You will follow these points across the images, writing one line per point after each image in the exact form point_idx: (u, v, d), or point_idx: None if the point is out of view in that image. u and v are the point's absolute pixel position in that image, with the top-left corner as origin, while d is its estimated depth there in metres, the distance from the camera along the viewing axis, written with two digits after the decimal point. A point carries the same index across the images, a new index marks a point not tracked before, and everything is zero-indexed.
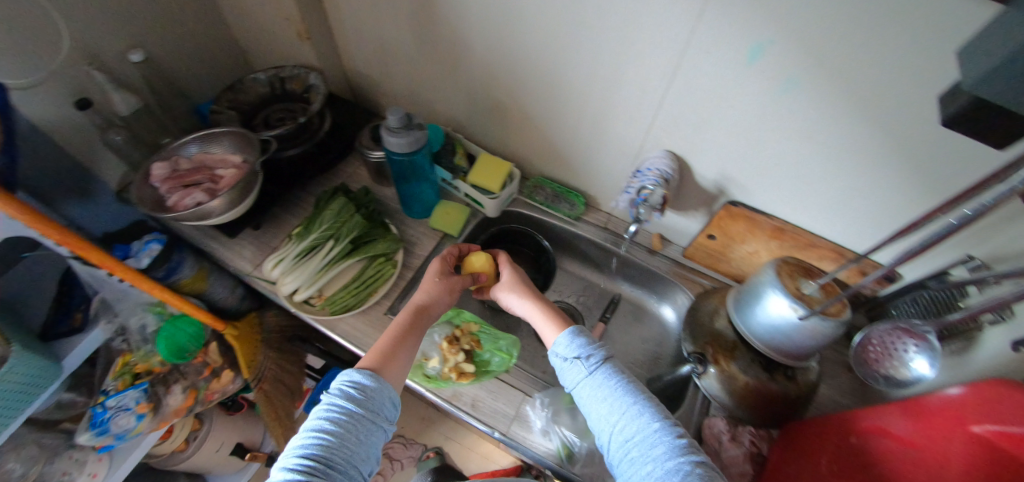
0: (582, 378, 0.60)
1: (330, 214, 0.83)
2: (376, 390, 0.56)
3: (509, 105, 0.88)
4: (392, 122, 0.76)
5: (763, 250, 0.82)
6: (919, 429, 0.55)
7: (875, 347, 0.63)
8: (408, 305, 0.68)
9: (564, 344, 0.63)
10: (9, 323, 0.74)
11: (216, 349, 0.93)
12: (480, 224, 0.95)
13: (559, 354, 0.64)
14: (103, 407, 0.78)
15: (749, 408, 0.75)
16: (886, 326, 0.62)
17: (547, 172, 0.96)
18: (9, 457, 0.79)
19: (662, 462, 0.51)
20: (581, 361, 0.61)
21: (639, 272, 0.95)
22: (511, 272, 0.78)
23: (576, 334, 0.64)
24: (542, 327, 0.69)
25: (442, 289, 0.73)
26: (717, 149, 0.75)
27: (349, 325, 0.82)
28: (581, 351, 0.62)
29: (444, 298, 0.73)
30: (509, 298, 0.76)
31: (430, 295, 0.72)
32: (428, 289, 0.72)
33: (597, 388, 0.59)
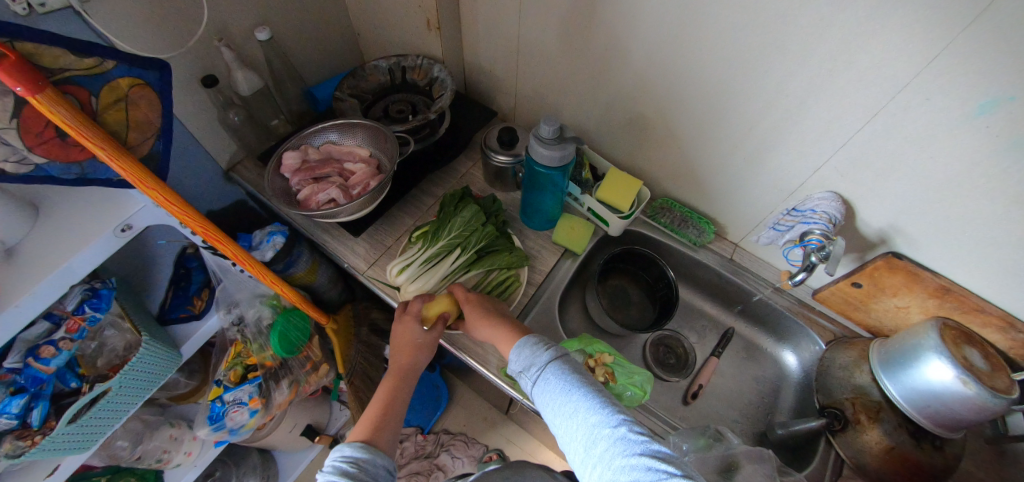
0: (530, 388, 0.60)
1: (460, 222, 0.79)
2: (369, 461, 0.55)
3: (651, 121, 0.83)
4: (545, 132, 0.72)
5: (916, 306, 0.76)
6: None
7: None
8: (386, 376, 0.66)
9: (511, 358, 0.63)
10: (131, 305, 0.72)
11: (317, 344, 0.91)
12: (601, 241, 0.91)
13: (510, 370, 0.63)
14: (221, 401, 0.79)
15: (894, 475, 0.71)
16: None
17: (673, 193, 0.91)
18: (117, 434, 0.77)
19: (609, 462, 0.49)
20: (525, 371, 0.60)
21: (759, 309, 0.91)
22: (474, 300, 0.74)
23: (519, 345, 0.62)
24: (502, 347, 0.67)
25: (419, 340, 0.70)
26: (894, 196, 0.69)
27: (470, 339, 0.77)
28: (523, 361, 0.61)
29: (423, 351, 0.70)
30: (475, 326, 0.71)
31: (409, 352, 0.69)
32: (404, 354, 0.68)
33: (541, 396, 0.57)
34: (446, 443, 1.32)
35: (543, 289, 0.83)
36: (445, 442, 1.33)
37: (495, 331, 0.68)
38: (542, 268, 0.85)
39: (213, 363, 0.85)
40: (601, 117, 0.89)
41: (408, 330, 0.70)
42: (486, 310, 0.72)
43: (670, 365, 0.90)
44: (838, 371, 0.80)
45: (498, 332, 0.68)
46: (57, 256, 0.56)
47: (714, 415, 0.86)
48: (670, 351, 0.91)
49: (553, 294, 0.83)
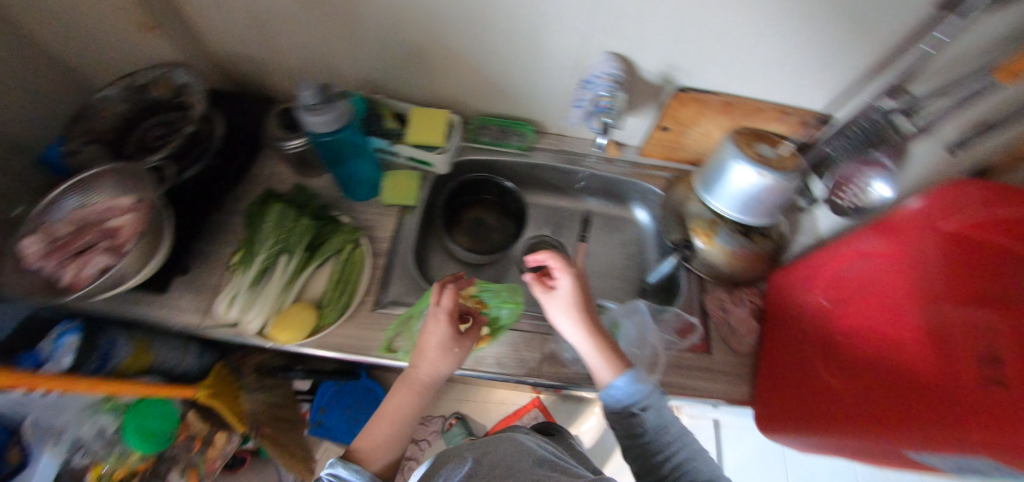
0: (635, 419, 0.61)
1: (271, 227, 0.72)
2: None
3: (429, 48, 0.78)
4: (308, 99, 0.66)
5: (716, 128, 0.84)
6: (891, 241, 0.61)
7: (850, 183, 0.69)
8: (404, 385, 0.64)
9: (619, 389, 0.61)
10: None
11: (196, 418, 0.81)
12: (435, 184, 0.88)
13: (613, 397, 0.61)
14: None
15: (742, 272, 0.81)
16: (852, 164, 0.69)
17: (487, 109, 0.89)
18: None
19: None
20: (636, 407, 0.61)
21: (603, 184, 0.95)
22: (573, 284, 0.65)
23: (635, 379, 0.61)
24: (594, 363, 0.63)
25: (445, 356, 0.64)
26: (658, 38, 0.72)
27: (341, 337, 0.73)
28: (639, 397, 0.60)
29: (447, 364, 0.65)
30: (559, 318, 0.65)
31: (432, 367, 0.64)
32: (436, 363, 0.64)
33: (652, 430, 0.60)
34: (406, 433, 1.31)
35: (395, 253, 0.81)
36: None
37: (597, 343, 0.63)
38: (387, 235, 0.81)
39: None
40: (381, 62, 0.82)
41: (442, 341, 0.63)
42: (578, 308, 0.64)
43: None
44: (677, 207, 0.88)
45: (596, 347, 0.63)
46: None
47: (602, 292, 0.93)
48: (544, 254, 0.95)
49: (405, 254, 0.81)
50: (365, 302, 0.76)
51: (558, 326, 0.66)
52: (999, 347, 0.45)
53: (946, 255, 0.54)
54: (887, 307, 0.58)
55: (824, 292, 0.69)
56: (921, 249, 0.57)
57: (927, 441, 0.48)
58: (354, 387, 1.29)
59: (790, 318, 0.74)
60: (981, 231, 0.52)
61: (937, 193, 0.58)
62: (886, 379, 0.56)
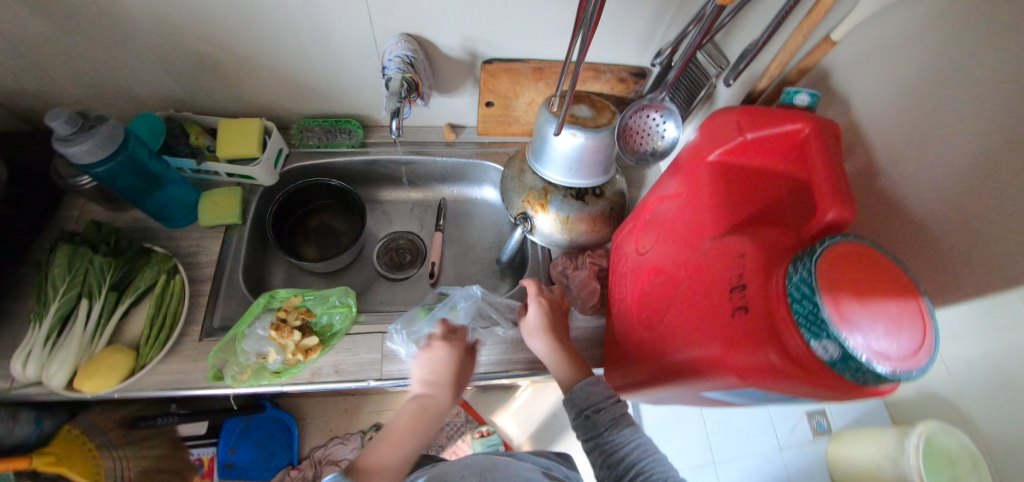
0: (594, 425, 0.58)
1: (60, 273, 0.66)
2: None
3: (216, 56, 0.73)
4: (60, 130, 0.60)
5: (537, 95, 0.84)
6: (682, 180, 0.60)
7: (636, 129, 0.72)
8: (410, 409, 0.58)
9: (580, 391, 0.61)
10: None
11: None
12: (264, 197, 0.85)
13: (574, 402, 0.61)
14: None
15: (584, 234, 0.82)
16: (635, 109, 0.71)
17: (308, 110, 0.86)
18: None
19: None
20: (596, 413, 0.59)
21: (449, 169, 0.93)
22: (539, 305, 0.70)
23: (597, 381, 0.61)
24: (564, 369, 0.65)
25: (458, 372, 0.62)
26: (444, 12, 0.70)
27: (162, 373, 0.68)
28: (602, 404, 0.59)
29: (447, 394, 0.61)
30: (533, 338, 0.69)
31: (444, 386, 0.60)
32: (439, 385, 0.60)
33: (612, 435, 0.57)
34: (323, 457, 1.20)
35: (220, 274, 0.77)
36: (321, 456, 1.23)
37: (562, 355, 0.66)
38: (212, 258, 0.77)
39: None
40: (173, 79, 0.77)
41: (456, 355, 0.63)
42: (548, 328, 0.69)
43: (406, 261, 0.92)
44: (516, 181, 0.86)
45: (565, 354, 0.66)
46: None
47: (464, 279, 0.91)
48: (402, 249, 0.93)
49: (234, 274, 0.78)
50: (188, 333, 0.71)
51: (532, 345, 0.69)
52: (749, 270, 0.46)
53: (714, 184, 0.55)
54: (675, 239, 0.59)
55: (639, 243, 0.68)
56: (698, 182, 0.57)
57: (698, 370, 0.49)
58: (262, 421, 1.23)
59: (620, 275, 0.73)
60: (749, 157, 0.53)
61: (705, 125, 0.57)
62: (668, 313, 0.56)
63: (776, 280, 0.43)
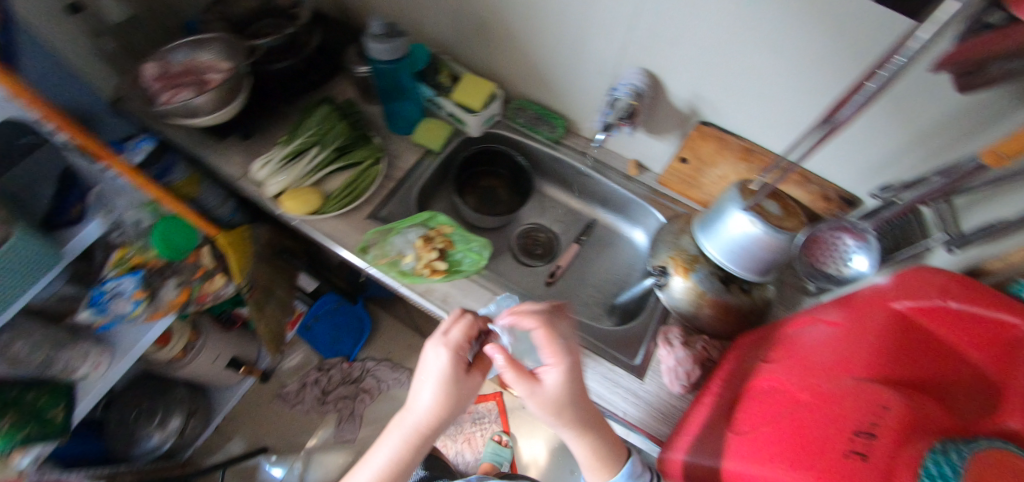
0: None
1: (314, 122, 0.89)
2: None
3: (491, 25, 0.89)
4: (376, 29, 0.81)
5: (733, 173, 0.83)
6: (848, 314, 0.57)
7: (821, 244, 0.71)
8: (406, 428, 0.60)
9: None
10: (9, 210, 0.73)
11: (208, 254, 0.97)
12: (463, 143, 0.99)
13: None
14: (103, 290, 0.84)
15: (711, 318, 0.79)
16: (832, 225, 0.70)
17: (531, 95, 0.98)
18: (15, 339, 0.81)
19: None
20: None
21: (614, 197, 0.98)
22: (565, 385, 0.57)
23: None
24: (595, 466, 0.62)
25: (450, 403, 0.59)
26: (690, 64, 0.76)
27: (330, 225, 0.85)
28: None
29: (445, 415, 0.60)
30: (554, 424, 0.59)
31: (432, 419, 0.59)
32: (437, 410, 0.59)
33: None
34: (372, 369, 1.39)
35: (404, 180, 0.92)
36: (371, 367, 1.39)
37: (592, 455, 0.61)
38: (405, 166, 0.93)
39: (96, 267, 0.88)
40: (452, 30, 0.95)
41: (448, 385, 0.59)
42: (572, 416, 0.58)
43: (536, 253, 0.99)
44: (668, 238, 0.87)
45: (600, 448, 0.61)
46: None
47: (574, 295, 0.94)
48: (538, 242, 1.00)
49: (412, 186, 0.92)
50: (361, 209, 0.87)
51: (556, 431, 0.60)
52: (884, 424, 0.41)
53: (883, 328, 0.52)
54: (805, 366, 0.55)
55: (766, 349, 0.66)
56: (867, 320, 0.54)
57: None
58: (348, 312, 1.40)
59: (726, 369, 0.70)
60: (938, 325, 0.50)
61: (905, 275, 0.56)
62: (768, 424, 0.53)
63: (910, 449, 0.38)
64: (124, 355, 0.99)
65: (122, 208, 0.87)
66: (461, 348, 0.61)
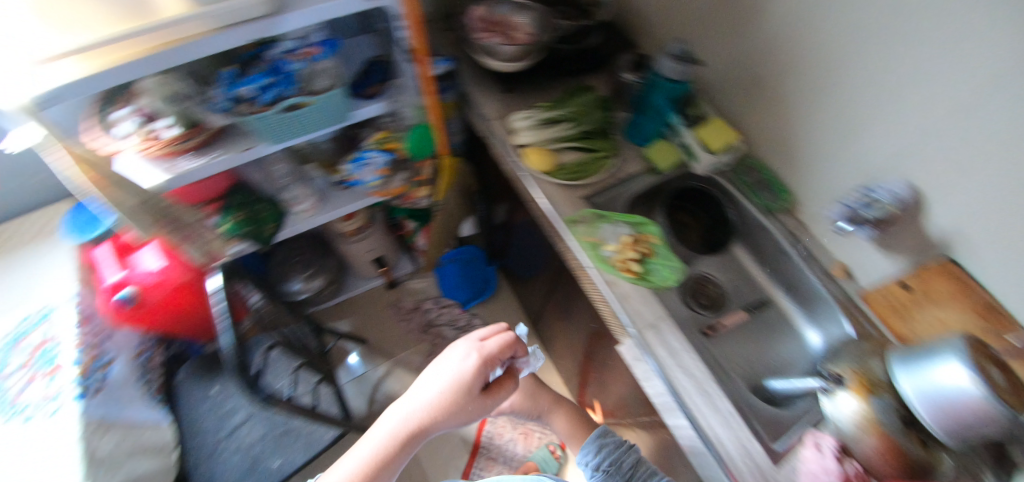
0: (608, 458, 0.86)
1: (577, 102, 1.00)
2: None
3: (768, 85, 0.93)
4: (677, 50, 0.90)
5: (958, 321, 0.72)
6: None
7: None
8: (410, 420, 0.72)
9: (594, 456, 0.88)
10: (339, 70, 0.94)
11: (430, 168, 1.12)
12: (683, 175, 1.04)
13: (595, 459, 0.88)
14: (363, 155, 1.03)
15: (879, 456, 0.68)
16: None
17: (769, 159, 1.01)
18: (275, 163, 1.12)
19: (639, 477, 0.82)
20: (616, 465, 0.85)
21: (804, 289, 0.97)
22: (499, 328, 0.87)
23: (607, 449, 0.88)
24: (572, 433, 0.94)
25: (455, 395, 0.73)
26: (961, 203, 0.70)
27: (548, 190, 0.96)
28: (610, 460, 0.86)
29: (450, 419, 0.73)
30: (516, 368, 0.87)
31: (435, 413, 0.72)
32: (444, 410, 0.72)
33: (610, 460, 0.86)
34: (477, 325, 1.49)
35: (623, 181, 0.99)
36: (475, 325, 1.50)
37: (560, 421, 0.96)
38: (628, 171, 1.01)
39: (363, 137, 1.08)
40: (725, 76, 1.01)
41: (455, 382, 0.74)
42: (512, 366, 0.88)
43: (701, 301, 1.02)
44: (854, 355, 0.80)
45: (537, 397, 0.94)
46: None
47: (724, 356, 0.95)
48: (706, 293, 1.03)
49: (627, 190, 0.99)
50: (577, 190, 0.97)
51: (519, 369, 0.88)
52: None
53: None
54: None
55: None
56: None
57: None
58: (479, 268, 1.53)
59: None
60: None
61: None
62: None
63: None
64: (327, 210, 1.18)
65: (404, 98, 1.01)
66: (484, 362, 0.76)
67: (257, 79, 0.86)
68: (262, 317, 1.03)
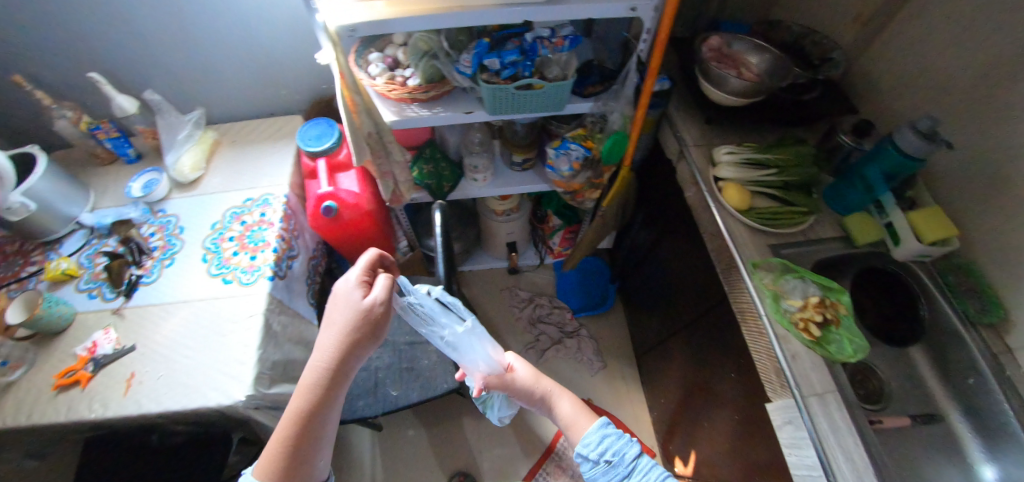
0: (605, 443, 0.76)
1: (792, 152, 0.98)
2: None
3: (1017, 187, 0.82)
4: (923, 125, 0.85)
5: None
6: None
7: None
8: (302, 383, 0.71)
9: (590, 444, 0.77)
10: (571, 65, 1.00)
11: (610, 174, 1.15)
12: (875, 254, 0.98)
13: (589, 448, 0.77)
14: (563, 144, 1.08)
15: None
16: None
17: (986, 266, 0.90)
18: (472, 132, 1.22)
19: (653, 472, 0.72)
20: (609, 463, 0.74)
21: (993, 420, 0.85)
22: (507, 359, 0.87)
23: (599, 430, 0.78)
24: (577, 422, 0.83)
25: (360, 331, 0.71)
26: None
27: (730, 227, 0.96)
28: (602, 453, 0.75)
29: (345, 358, 0.71)
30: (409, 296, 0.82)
31: (330, 359, 0.70)
32: (337, 353, 0.70)
33: (612, 442, 0.76)
34: (582, 333, 1.55)
35: (812, 241, 0.97)
36: (575, 334, 1.54)
37: (575, 407, 0.85)
38: (817, 234, 0.97)
39: (564, 129, 1.14)
40: (959, 165, 0.92)
41: (348, 305, 0.73)
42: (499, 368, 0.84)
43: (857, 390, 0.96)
44: None
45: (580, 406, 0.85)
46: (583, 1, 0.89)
47: None
48: (864, 383, 0.97)
49: (812, 252, 0.96)
50: (757, 237, 0.96)
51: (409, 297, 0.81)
52: None
53: None
54: None
55: None
56: None
57: None
58: (598, 283, 1.59)
59: None
60: None
61: None
62: None
63: None
64: (499, 184, 1.27)
65: (616, 105, 1.04)
66: (359, 285, 0.74)
67: (508, 55, 0.94)
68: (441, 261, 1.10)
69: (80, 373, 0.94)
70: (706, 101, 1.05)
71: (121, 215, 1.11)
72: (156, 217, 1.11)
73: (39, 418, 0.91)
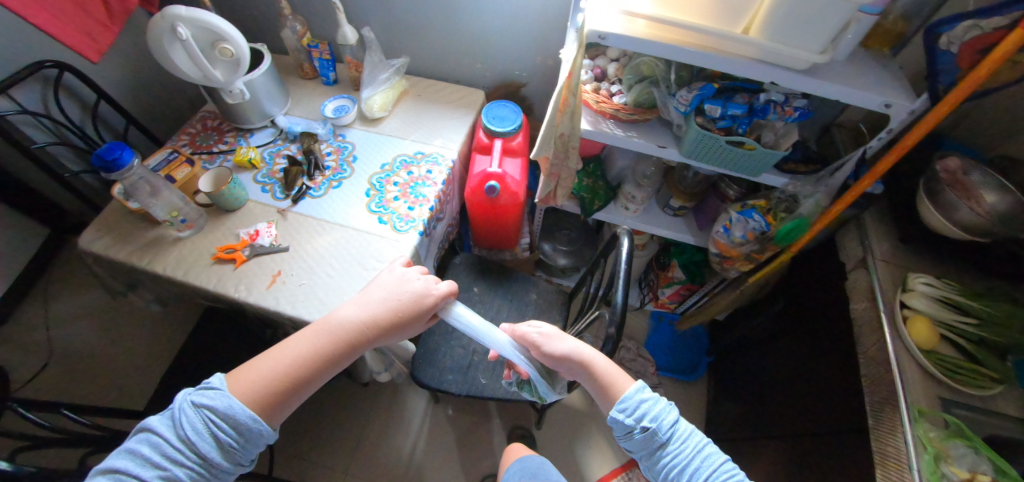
0: (642, 411, 0.74)
1: (1005, 308, 0.87)
2: (234, 421, 0.67)
3: None
4: None
5: None
6: None
7: None
8: (329, 330, 0.77)
9: (627, 407, 0.74)
10: (784, 136, 0.95)
11: (771, 253, 1.08)
12: None
13: (629, 413, 0.74)
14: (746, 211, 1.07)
15: None
16: None
17: None
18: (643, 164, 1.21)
19: (696, 444, 0.72)
20: (652, 428, 0.72)
21: None
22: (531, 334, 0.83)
23: (635, 395, 0.75)
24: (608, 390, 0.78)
25: (396, 317, 0.81)
26: None
27: (896, 358, 0.88)
28: (640, 416, 0.73)
29: (377, 329, 0.79)
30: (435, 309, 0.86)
31: (365, 322, 0.78)
32: (371, 320, 0.79)
33: (653, 408, 0.74)
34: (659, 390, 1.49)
35: (989, 413, 0.83)
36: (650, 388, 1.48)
37: (609, 371, 0.79)
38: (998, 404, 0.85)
39: (747, 194, 1.13)
40: None
41: (402, 295, 0.82)
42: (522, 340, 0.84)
43: None
44: None
45: (604, 367, 0.79)
46: (831, 80, 0.85)
47: None
48: None
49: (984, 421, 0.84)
50: (924, 380, 0.86)
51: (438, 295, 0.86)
52: None
53: None
54: None
55: None
56: None
57: None
58: (690, 348, 1.59)
59: None
60: None
61: None
62: None
63: None
64: (646, 221, 1.27)
65: (813, 191, 0.99)
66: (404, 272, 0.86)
67: (732, 107, 0.91)
68: (588, 274, 1.11)
69: (237, 253, 1.00)
70: (914, 218, 0.96)
71: (310, 128, 1.18)
72: (336, 139, 1.19)
73: (193, 279, 0.99)
